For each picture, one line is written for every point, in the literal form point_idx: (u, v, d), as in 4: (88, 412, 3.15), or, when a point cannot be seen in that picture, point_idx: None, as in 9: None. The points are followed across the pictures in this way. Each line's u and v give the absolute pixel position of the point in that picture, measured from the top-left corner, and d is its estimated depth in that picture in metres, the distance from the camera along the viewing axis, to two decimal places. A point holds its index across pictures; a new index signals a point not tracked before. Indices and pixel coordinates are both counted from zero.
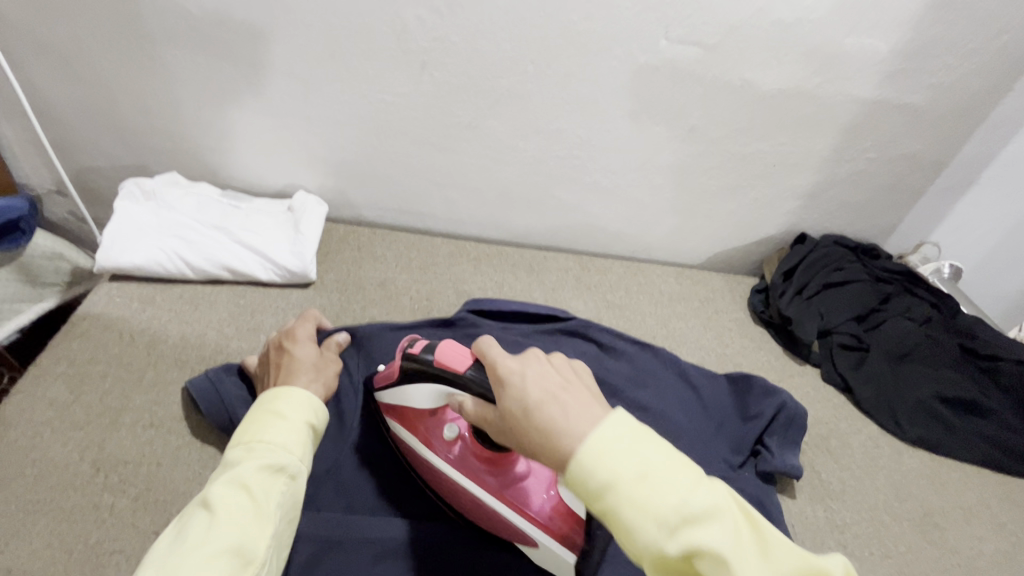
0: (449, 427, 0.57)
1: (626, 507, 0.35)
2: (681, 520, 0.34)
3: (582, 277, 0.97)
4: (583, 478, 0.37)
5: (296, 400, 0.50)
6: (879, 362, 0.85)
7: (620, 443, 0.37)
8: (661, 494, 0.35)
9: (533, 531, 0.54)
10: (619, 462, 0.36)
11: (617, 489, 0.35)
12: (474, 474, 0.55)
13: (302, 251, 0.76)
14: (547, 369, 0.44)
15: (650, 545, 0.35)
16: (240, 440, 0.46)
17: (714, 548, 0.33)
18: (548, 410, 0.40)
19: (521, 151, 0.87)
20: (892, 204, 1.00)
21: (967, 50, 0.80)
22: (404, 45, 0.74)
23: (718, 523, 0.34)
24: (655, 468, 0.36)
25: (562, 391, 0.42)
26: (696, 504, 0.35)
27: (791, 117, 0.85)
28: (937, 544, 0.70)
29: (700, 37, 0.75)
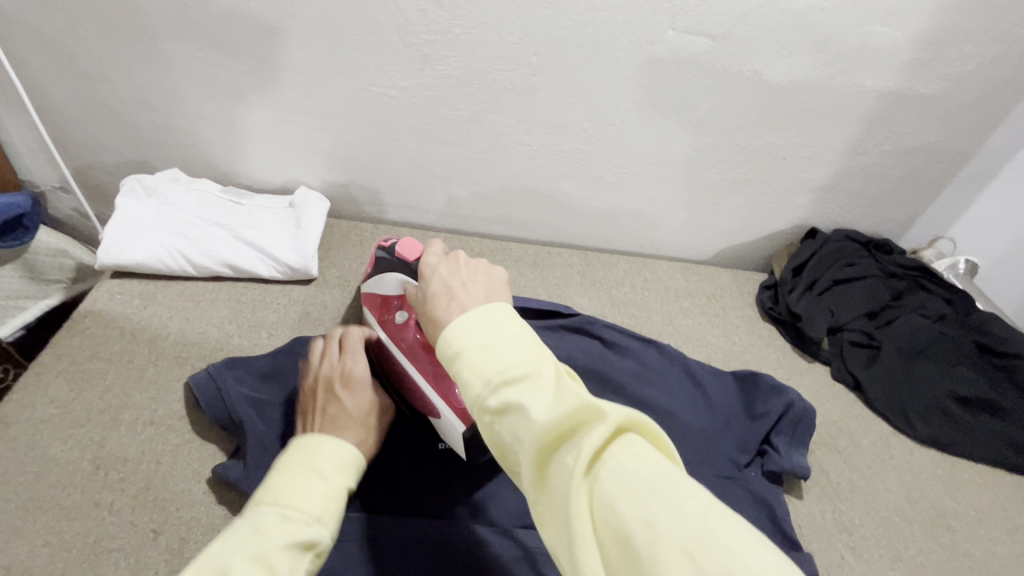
0: (400, 313, 0.64)
1: (464, 371, 0.39)
2: (497, 377, 0.38)
3: (586, 273, 0.96)
4: (442, 345, 0.42)
5: (337, 460, 0.48)
6: (891, 360, 0.84)
7: (475, 319, 0.41)
8: (488, 357, 0.39)
9: (438, 403, 0.59)
10: (467, 333, 0.40)
11: (458, 358, 0.40)
12: (413, 355, 0.62)
13: (303, 247, 0.75)
14: (457, 269, 0.50)
15: (477, 403, 0.38)
16: (274, 499, 0.43)
17: (518, 401, 0.36)
18: (437, 293, 0.47)
19: (525, 146, 0.86)
20: (908, 197, 0.98)
21: (987, 37, 0.77)
22: (407, 38, 0.73)
23: (528, 380, 0.37)
24: (489, 338, 0.40)
25: (464, 279, 0.48)
26: (516, 365, 0.38)
27: (803, 108, 0.83)
28: (949, 546, 0.68)
29: (710, 27, 0.73)
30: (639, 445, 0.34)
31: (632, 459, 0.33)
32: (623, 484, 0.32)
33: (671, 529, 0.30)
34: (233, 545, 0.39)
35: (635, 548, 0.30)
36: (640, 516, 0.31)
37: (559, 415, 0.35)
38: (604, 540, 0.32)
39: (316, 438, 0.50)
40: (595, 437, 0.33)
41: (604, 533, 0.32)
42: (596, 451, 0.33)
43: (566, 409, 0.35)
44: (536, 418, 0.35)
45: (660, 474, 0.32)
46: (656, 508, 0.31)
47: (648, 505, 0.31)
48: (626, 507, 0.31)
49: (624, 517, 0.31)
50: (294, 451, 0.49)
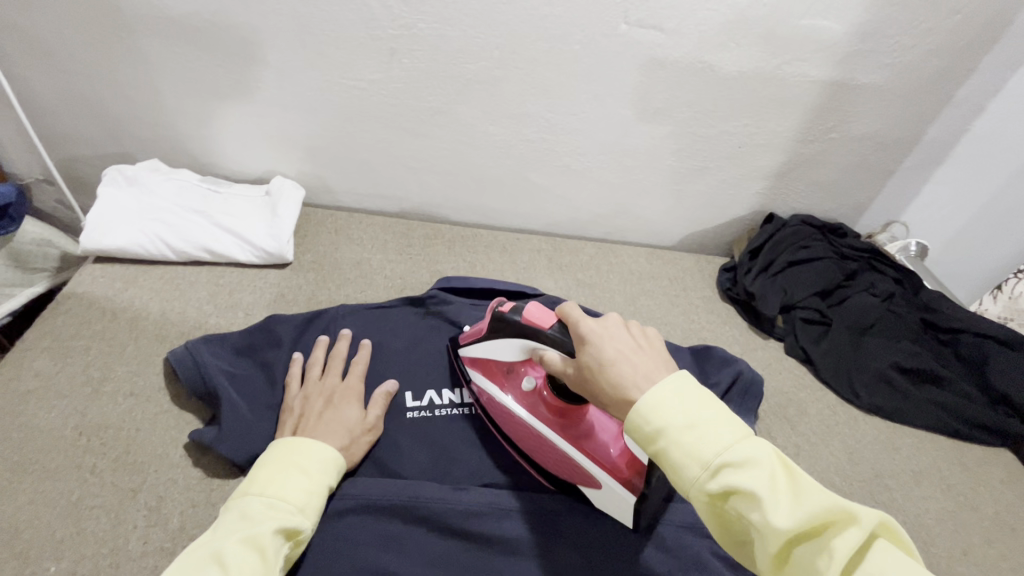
0: (529, 380, 0.62)
1: (674, 451, 0.42)
2: (718, 464, 0.40)
3: (554, 258, 1.00)
4: (641, 421, 0.43)
5: (323, 458, 0.54)
6: (840, 334, 0.89)
7: (675, 398, 0.43)
8: (704, 442, 0.41)
9: (598, 473, 0.57)
10: (669, 413, 0.43)
11: (662, 435, 0.42)
12: (551, 424, 0.60)
13: (278, 232, 0.79)
14: (623, 335, 0.49)
15: (695, 484, 0.41)
16: (263, 491, 0.49)
17: (750, 491, 0.38)
18: (619, 367, 0.47)
19: (492, 136, 0.90)
20: (860, 181, 1.02)
21: (921, 30, 0.82)
22: (373, 32, 0.77)
23: (754, 470, 0.39)
24: (699, 421, 0.42)
25: (637, 350, 0.48)
26: (737, 452, 0.40)
27: (754, 97, 0.87)
28: (885, 503, 0.73)
29: (659, 21, 0.77)
30: (896, 554, 0.36)
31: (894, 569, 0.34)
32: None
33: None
34: (227, 531, 0.45)
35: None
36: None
37: (805, 516, 0.37)
38: None
39: (306, 443, 0.54)
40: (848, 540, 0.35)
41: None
42: (852, 555, 0.35)
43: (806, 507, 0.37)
44: (774, 513, 0.37)
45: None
46: None
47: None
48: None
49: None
50: (284, 450, 0.53)
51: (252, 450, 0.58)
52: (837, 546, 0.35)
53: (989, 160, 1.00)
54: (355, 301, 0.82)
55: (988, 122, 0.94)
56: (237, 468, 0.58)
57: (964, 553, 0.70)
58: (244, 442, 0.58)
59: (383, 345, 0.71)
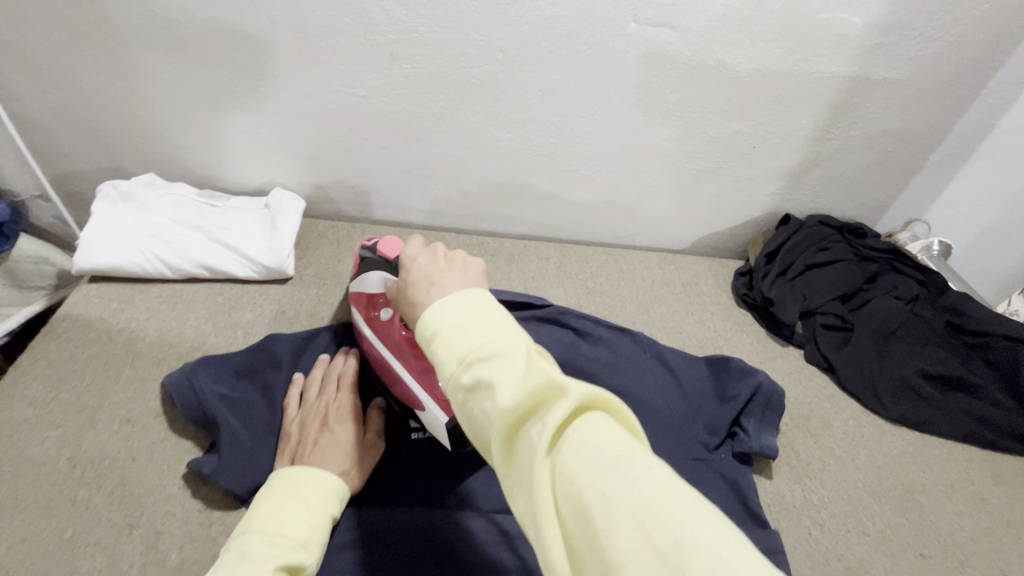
0: (385, 311, 0.64)
1: (442, 353, 0.38)
2: (469, 356, 0.36)
3: (563, 265, 0.97)
4: (422, 330, 0.41)
5: (322, 489, 0.51)
6: (863, 341, 0.85)
7: (453, 303, 0.40)
8: (462, 339, 0.38)
9: (422, 396, 0.59)
10: (442, 318, 0.40)
11: (435, 337, 0.39)
12: (397, 350, 0.62)
13: (277, 246, 0.76)
14: (436, 260, 0.48)
15: (451, 381, 0.37)
16: (261, 528, 0.46)
17: (489, 380, 0.35)
18: (417, 285, 0.46)
19: (497, 141, 0.87)
20: (880, 179, 0.98)
21: (946, 21, 0.78)
22: (372, 38, 0.74)
23: (497, 359, 0.35)
24: (465, 319, 0.39)
25: (444, 269, 0.47)
26: (485, 344, 0.36)
27: (770, 95, 0.84)
28: (917, 520, 0.70)
29: (670, 18, 0.74)
30: (607, 425, 0.32)
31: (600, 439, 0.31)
32: (582, 458, 0.31)
33: (624, 503, 0.28)
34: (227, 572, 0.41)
35: (589, 520, 0.29)
36: (595, 489, 0.29)
37: (526, 393, 0.33)
38: (564, 515, 0.30)
39: (303, 472, 0.52)
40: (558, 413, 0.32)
41: (565, 508, 0.30)
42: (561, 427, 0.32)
43: (532, 386, 0.33)
44: (503, 395, 0.34)
45: (620, 451, 0.31)
46: (611, 481, 0.29)
47: (607, 480, 0.29)
48: (583, 481, 0.30)
49: (581, 490, 0.30)
50: (282, 482, 0.51)
51: (254, 478, 0.56)
52: (547, 420, 0.32)
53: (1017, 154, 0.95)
54: None
55: (1018, 114, 0.90)
56: (236, 499, 0.56)
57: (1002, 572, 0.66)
58: (245, 470, 0.56)
59: None
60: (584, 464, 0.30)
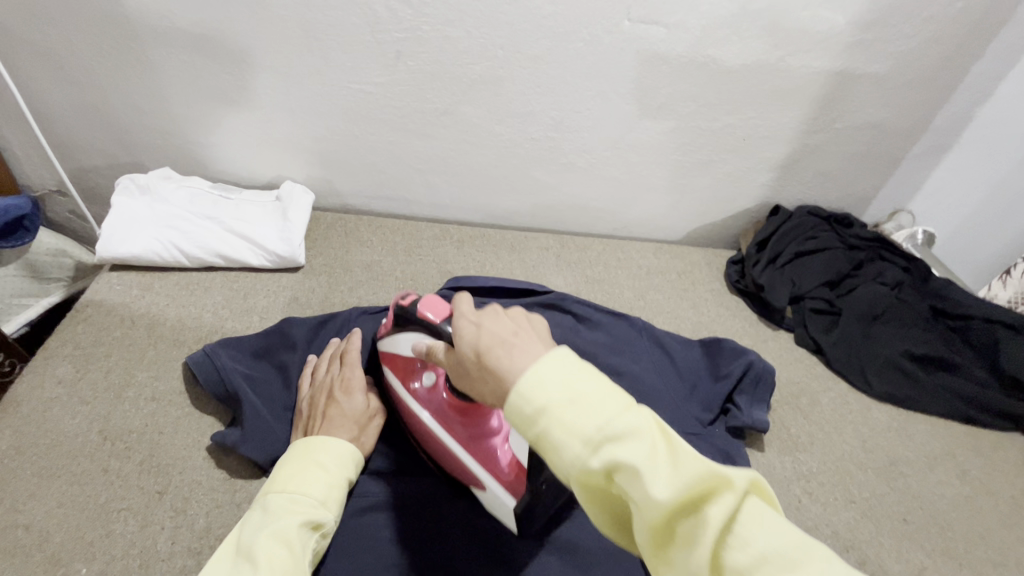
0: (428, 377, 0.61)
1: (556, 431, 0.36)
2: (597, 438, 0.34)
3: (562, 255, 1.01)
4: (521, 404, 0.37)
5: (339, 452, 0.55)
6: (849, 324, 0.89)
7: (554, 374, 0.37)
8: (583, 416, 0.35)
9: (482, 476, 0.57)
10: (544, 391, 0.37)
11: (543, 414, 0.36)
12: (445, 421, 0.60)
13: (289, 236, 0.80)
14: (504, 321, 0.45)
15: (578, 465, 0.35)
16: (283, 487, 0.50)
17: (631, 467, 0.33)
18: (494, 352, 0.41)
19: (497, 135, 0.91)
20: (865, 171, 1.03)
21: (923, 18, 0.82)
22: (378, 36, 0.78)
23: (635, 443, 0.33)
24: (579, 392, 0.36)
25: (516, 332, 0.43)
26: (616, 426, 0.34)
27: (757, 90, 0.88)
28: (901, 489, 0.73)
29: (661, 17, 0.78)
30: (763, 512, 0.32)
31: (762, 530, 0.31)
32: (755, 556, 0.30)
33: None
34: (253, 528, 0.46)
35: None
36: None
37: (683, 487, 0.32)
38: None
39: (319, 439, 0.55)
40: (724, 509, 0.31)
41: None
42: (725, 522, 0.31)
43: (684, 476, 0.32)
44: (655, 489, 0.32)
45: (789, 545, 0.30)
46: None
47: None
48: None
49: None
50: (300, 449, 0.54)
51: (275, 448, 0.59)
52: (713, 516, 0.31)
53: (995, 146, 1.00)
54: (367, 302, 0.83)
55: (994, 107, 0.95)
56: (258, 468, 0.59)
57: (981, 536, 0.70)
58: (266, 441, 0.59)
59: None
60: (761, 563, 0.30)
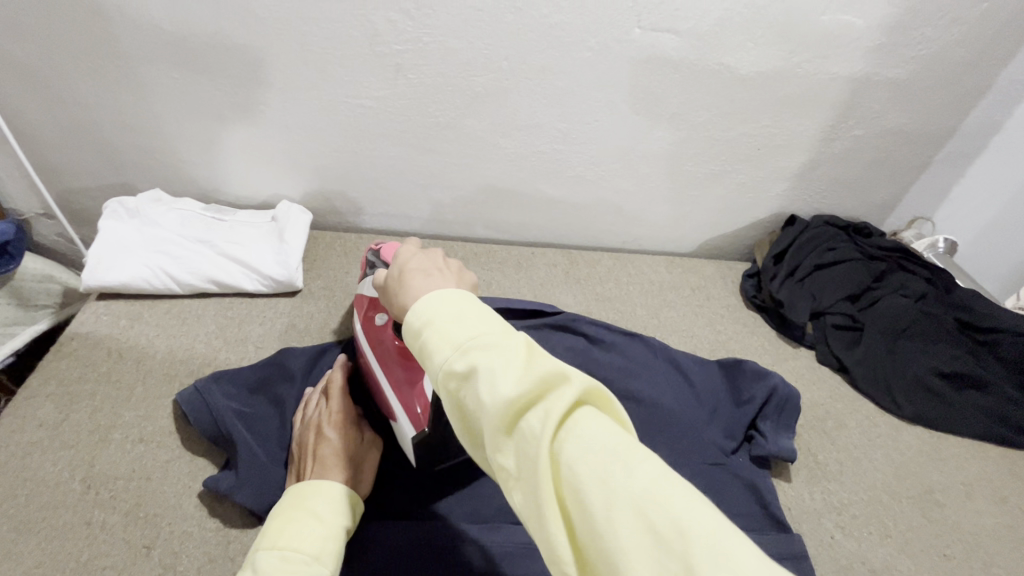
0: (379, 316, 0.64)
1: (434, 341, 0.36)
2: (466, 343, 0.35)
3: (571, 271, 0.97)
4: (411, 318, 0.39)
5: (334, 498, 0.50)
6: (874, 341, 0.85)
7: (448, 292, 0.39)
8: (460, 328, 0.36)
9: (397, 407, 0.59)
10: (435, 310, 0.38)
11: (426, 327, 0.37)
12: (384, 357, 0.62)
13: (286, 259, 0.76)
14: (430, 257, 0.47)
15: (443, 370, 0.35)
16: (273, 544, 0.45)
17: (485, 367, 0.33)
18: (412, 273, 0.45)
19: (503, 149, 0.87)
20: (884, 179, 0.99)
21: (947, 21, 0.78)
22: (377, 49, 0.74)
23: (494, 346, 0.34)
24: (461, 309, 0.37)
25: (440, 266, 0.46)
26: (481, 335, 0.35)
27: (773, 97, 0.84)
28: (938, 520, 0.69)
29: (674, 24, 0.74)
30: (601, 417, 0.32)
31: (596, 430, 0.31)
32: (584, 449, 0.30)
33: (632, 494, 0.28)
34: None
35: (592, 508, 0.28)
36: (595, 479, 0.29)
37: (527, 383, 0.32)
38: (565, 508, 0.30)
39: (310, 488, 0.51)
40: (561, 401, 0.31)
41: (567, 501, 0.30)
42: (562, 416, 0.31)
43: (535, 374, 0.32)
44: (502, 385, 0.32)
45: (621, 443, 0.30)
46: (615, 473, 0.29)
47: (612, 470, 0.29)
48: (588, 472, 0.29)
49: (584, 480, 0.29)
50: (292, 499, 0.50)
51: (272, 492, 0.55)
52: (551, 408, 0.31)
53: None
54: None
55: None
56: (253, 515, 0.55)
57: None
58: (261, 486, 0.55)
59: None
60: (587, 453, 0.30)
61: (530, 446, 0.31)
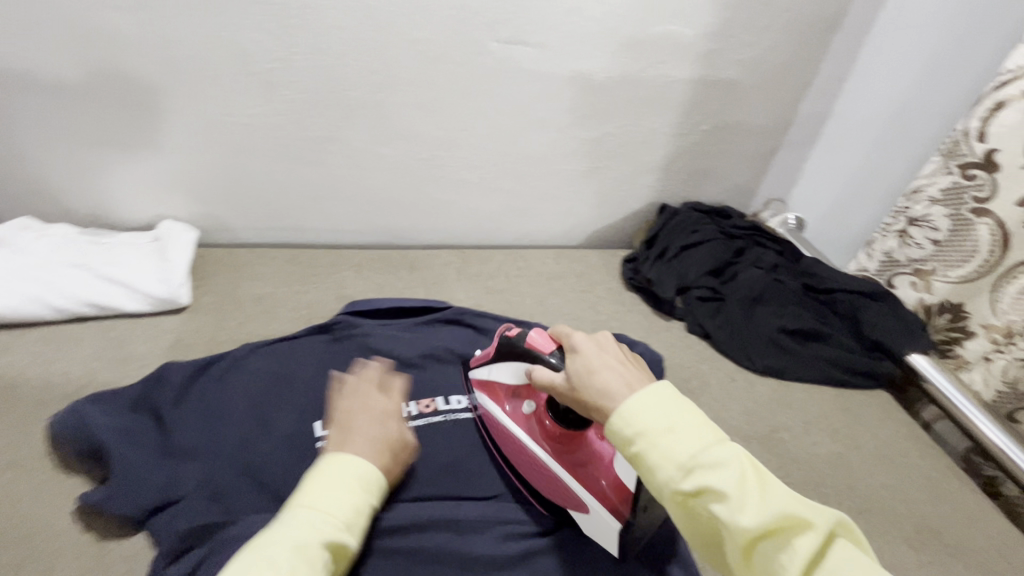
0: (527, 404, 0.66)
1: (651, 452, 0.46)
2: (691, 464, 0.44)
3: (463, 269, 1.02)
4: (620, 425, 0.48)
5: (369, 473, 0.54)
6: (733, 307, 0.97)
7: (653, 402, 0.47)
8: (681, 444, 0.45)
9: (586, 499, 0.61)
10: (647, 419, 0.47)
11: (641, 438, 0.46)
12: (548, 448, 0.63)
13: (168, 277, 0.78)
14: (601, 351, 0.56)
15: (670, 485, 0.44)
16: (315, 508, 0.50)
17: (721, 492, 0.42)
18: (601, 375, 0.53)
19: (387, 158, 0.92)
20: (737, 165, 1.12)
21: (758, 28, 0.92)
22: (248, 68, 0.78)
23: (721, 470, 0.43)
24: (675, 422, 0.46)
25: (619, 363, 0.54)
26: (706, 455, 0.44)
27: (626, 99, 0.94)
28: (781, 454, 0.80)
29: (526, 36, 0.83)
30: (847, 548, 0.40)
31: (843, 568, 0.39)
32: None
33: None
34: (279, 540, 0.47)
35: None
36: None
37: (769, 517, 0.41)
38: None
39: (355, 461, 0.54)
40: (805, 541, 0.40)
41: None
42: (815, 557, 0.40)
43: (774, 511, 0.41)
44: (742, 515, 0.41)
45: None
46: None
47: None
48: None
49: None
50: (336, 465, 0.53)
51: (145, 494, 0.58)
52: (800, 546, 0.40)
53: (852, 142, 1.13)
54: (259, 337, 0.80)
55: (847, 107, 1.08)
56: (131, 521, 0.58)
57: (851, 487, 0.77)
58: (135, 489, 0.58)
59: (287, 375, 0.73)
60: None
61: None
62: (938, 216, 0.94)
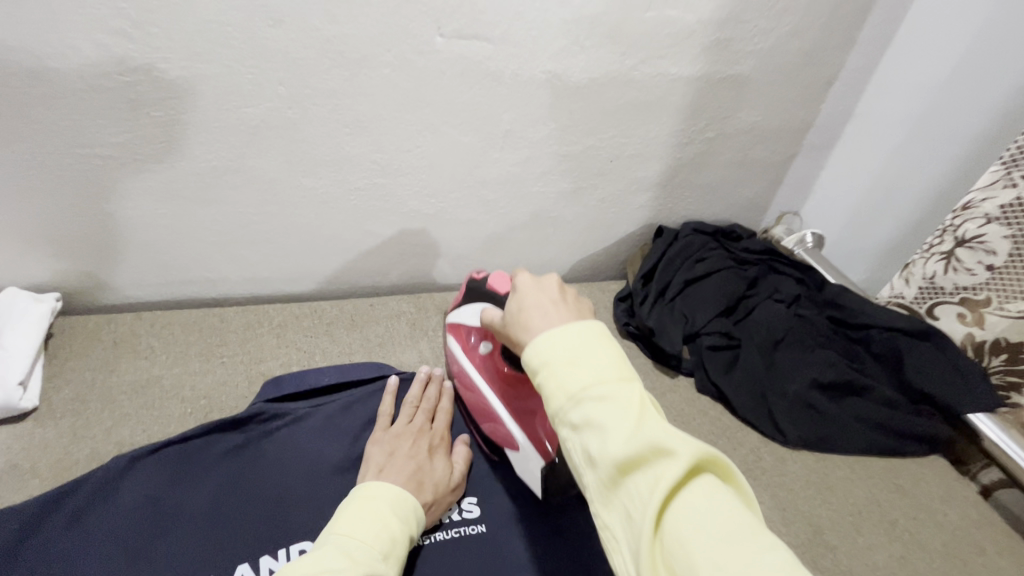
0: (484, 344, 0.65)
1: (549, 382, 0.41)
2: (579, 393, 0.39)
3: (420, 321, 0.84)
4: (529, 355, 0.43)
5: (405, 505, 0.53)
6: (751, 357, 0.79)
7: (562, 332, 0.42)
8: (573, 373, 0.40)
9: (522, 442, 0.60)
10: (551, 348, 0.41)
11: (541, 368, 0.42)
12: (500, 391, 0.63)
13: (8, 368, 0.63)
14: (539, 290, 0.48)
15: (558, 414, 0.40)
16: (350, 532, 0.48)
17: (598, 423, 0.37)
18: (529, 314, 0.46)
19: (311, 190, 0.71)
20: (745, 179, 0.94)
21: (777, 11, 0.73)
22: (96, 84, 0.56)
23: (604, 401, 0.38)
24: (575, 351, 0.41)
25: (557, 302, 0.46)
26: (592, 384, 0.39)
27: (615, 104, 0.74)
28: (830, 569, 0.64)
29: (482, 28, 0.62)
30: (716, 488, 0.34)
31: (703, 506, 0.33)
32: (695, 525, 0.33)
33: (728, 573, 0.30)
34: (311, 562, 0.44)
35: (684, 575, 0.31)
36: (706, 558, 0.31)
37: (636, 446, 0.35)
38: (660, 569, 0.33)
39: (393, 491, 0.54)
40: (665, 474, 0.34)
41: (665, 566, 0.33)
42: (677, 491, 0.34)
43: (642, 441, 0.35)
44: (611, 443, 0.36)
45: (740, 528, 0.32)
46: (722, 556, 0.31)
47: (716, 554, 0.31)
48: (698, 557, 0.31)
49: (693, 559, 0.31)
50: (371, 493, 0.53)
51: None
52: (661, 479, 0.34)
53: None
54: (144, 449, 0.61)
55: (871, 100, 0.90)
56: None
57: None
58: None
59: (177, 509, 0.55)
60: (699, 534, 0.32)
61: (638, 510, 0.34)
62: (995, 237, 0.72)
